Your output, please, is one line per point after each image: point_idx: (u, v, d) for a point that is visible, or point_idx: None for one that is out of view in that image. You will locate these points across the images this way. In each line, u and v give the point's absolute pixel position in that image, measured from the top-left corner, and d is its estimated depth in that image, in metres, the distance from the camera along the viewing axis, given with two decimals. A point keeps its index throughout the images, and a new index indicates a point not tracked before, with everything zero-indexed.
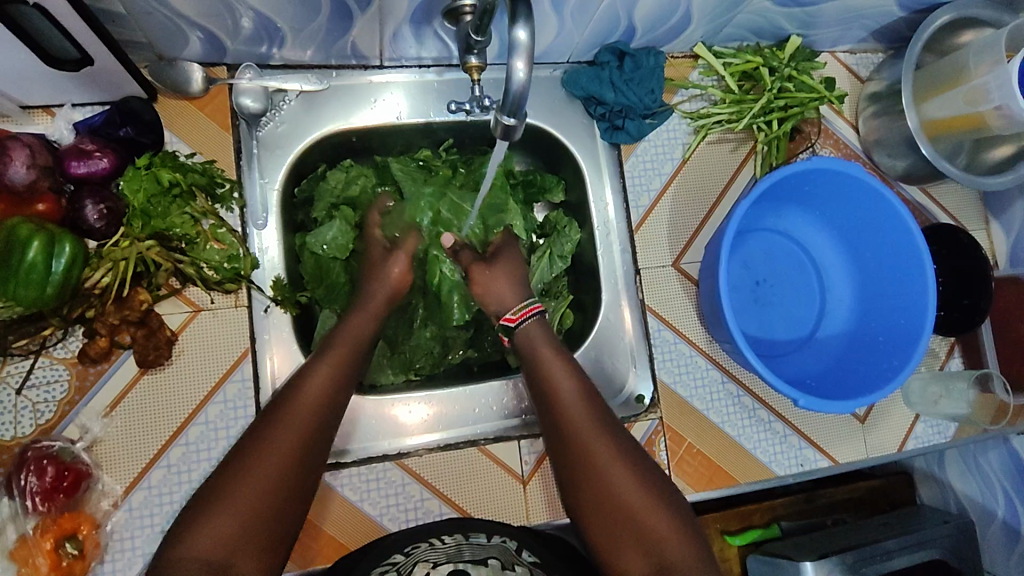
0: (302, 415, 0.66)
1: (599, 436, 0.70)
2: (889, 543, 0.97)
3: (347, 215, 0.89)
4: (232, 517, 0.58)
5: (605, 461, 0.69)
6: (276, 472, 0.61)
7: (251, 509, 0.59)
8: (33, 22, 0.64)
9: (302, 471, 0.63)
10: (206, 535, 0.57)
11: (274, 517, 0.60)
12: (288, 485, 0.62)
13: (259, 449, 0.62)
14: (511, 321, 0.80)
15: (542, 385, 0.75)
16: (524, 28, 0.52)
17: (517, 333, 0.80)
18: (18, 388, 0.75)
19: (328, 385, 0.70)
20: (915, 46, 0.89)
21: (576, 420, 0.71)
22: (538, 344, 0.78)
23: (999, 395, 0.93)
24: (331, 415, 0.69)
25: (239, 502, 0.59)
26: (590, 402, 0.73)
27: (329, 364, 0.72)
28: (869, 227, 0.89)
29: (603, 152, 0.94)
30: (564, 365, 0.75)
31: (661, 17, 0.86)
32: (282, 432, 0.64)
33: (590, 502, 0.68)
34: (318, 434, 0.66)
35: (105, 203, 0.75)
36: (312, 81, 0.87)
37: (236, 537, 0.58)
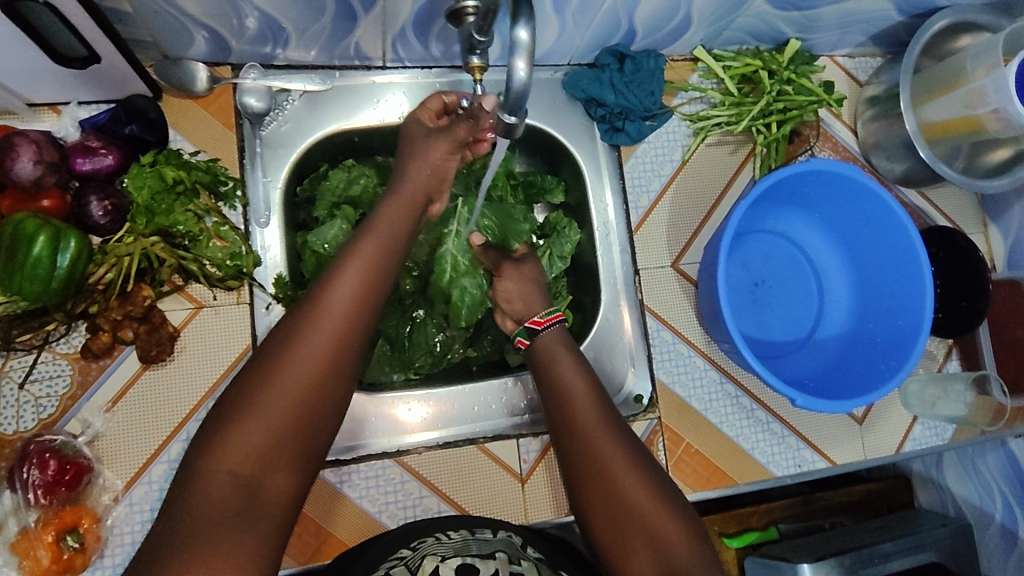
0: (331, 323, 0.60)
1: (606, 433, 0.71)
2: (887, 546, 0.98)
3: (348, 215, 0.89)
4: (261, 431, 0.56)
5: (612, 456, 0.70)
6: (306, 384, 0.58)
7: (281, 422, 0.57)
8: (41, 19, 0.65)
9: (332, 384, 0.59)
10: (235, 448, 0.55)
11: (305, 432, 0.58)
12: (317, 402, 0.59)
13: (287, 360, 0.58)
14: (536, 324, 0.82)
15: (553, 383, 0.76)
16: (525, 28, 0.52)
17: (541, 337, 0.81)
18: (21, 382, 0.76)
19: (362, 284, 0.64)
20: (913, 50, 0.90)
21: (583, 417, 0.73)
22: (552, 347, 0.80)
23: (996, 397, 0.93)
24: (369, 313, 0.63)
25: (268, 414, 0.56)
26: (598, 402, 0.74)
27: (360, 266, 0.64)
28: (867, 229, 0.90)
29: (603, 153, 0.95)
30: (574, 366, 0.77)
31: (661, 19, 0.87)
32: (312, 341, 0.59)
33: (595, 497, 0.68)
34: (350, 338, 0.61)
35: (109, 199, 0.76)
36: (315, 81, 0.87)
37: (266, 451, 0.56)
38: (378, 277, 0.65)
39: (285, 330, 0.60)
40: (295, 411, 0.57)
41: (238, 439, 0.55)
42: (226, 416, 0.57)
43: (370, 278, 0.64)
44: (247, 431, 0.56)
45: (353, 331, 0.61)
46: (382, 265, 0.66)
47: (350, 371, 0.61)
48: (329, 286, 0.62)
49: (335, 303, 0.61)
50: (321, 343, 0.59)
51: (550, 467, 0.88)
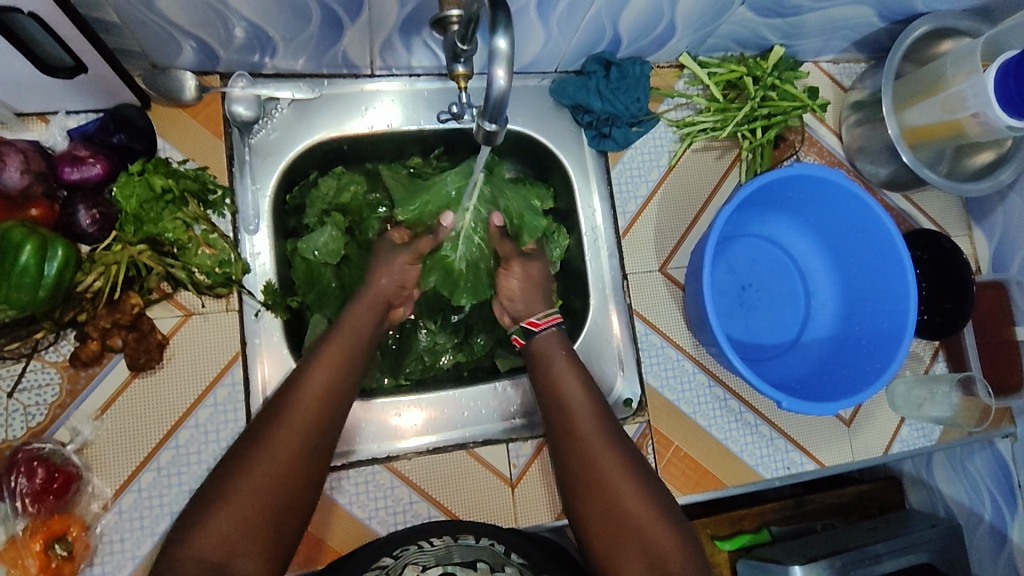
0: (299, 420, 0.66)
1: (604, 444, 0.72)
2: (877, 547, 0.99)
3: (338, 221, 0.91)
4: (231, 522, 0.60)
5: (609, 468, 0.71)
6: (274, 477, 0.63)
7: (252, 512, 0.61)
8: (28, 29, 0.66)
9: (298, 479, 0.64)
10: (210, 536, 0.60)
11: (275, 521, 0.62)
12: (285, 496, 0.63)
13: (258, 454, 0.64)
14: (533, 326, 0.82)
15: (553, 392, 0.77)
16: (503, 37, 0.53)
17: (538, 338, 0.82)
18: (9, 391, 0.76)
19: (327, 384, 0.70)
20: (895, 55, 0.91)
21: (582, 427, 0.74)
22: (552, 354, 0.80)
23: (982, 399, 0.94)
24: (332, 414, 0.69)
25: (240, 505, 0.61)
26: (597, 412, 0.75)
27: (326, 366, 0.71)
28: (852, 234, 0.91)
29: (591, 159, 0.96)
30: (574, 374, 0.78)
31: (645, 27, 0.88)
32: (285, 433, 0.65)
33: (592, 507, 0.70)
34: (316, 436, 0.67)
35: (97, 208, 0.76)
36: (303, 89, 0.88)
37: (240, 537, 0.60)
38: (343, 375, 0.71)
39: (257, 428, 0.66)
40: (264, 503, 0.62)
41: (210, 530, 0.60)
42: (201, 507, 0.62)
43: (336, 379, 0.71)
44: (218, 522, 0.60)
45: (318, 430, 0.67)
46: (347, 366, 0.73)
47: (317, 468, 0.66)
48: (297, 386, 0.69)
49: (303, 404, 0.67)
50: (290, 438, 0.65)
51: (539, 471, 0.88)
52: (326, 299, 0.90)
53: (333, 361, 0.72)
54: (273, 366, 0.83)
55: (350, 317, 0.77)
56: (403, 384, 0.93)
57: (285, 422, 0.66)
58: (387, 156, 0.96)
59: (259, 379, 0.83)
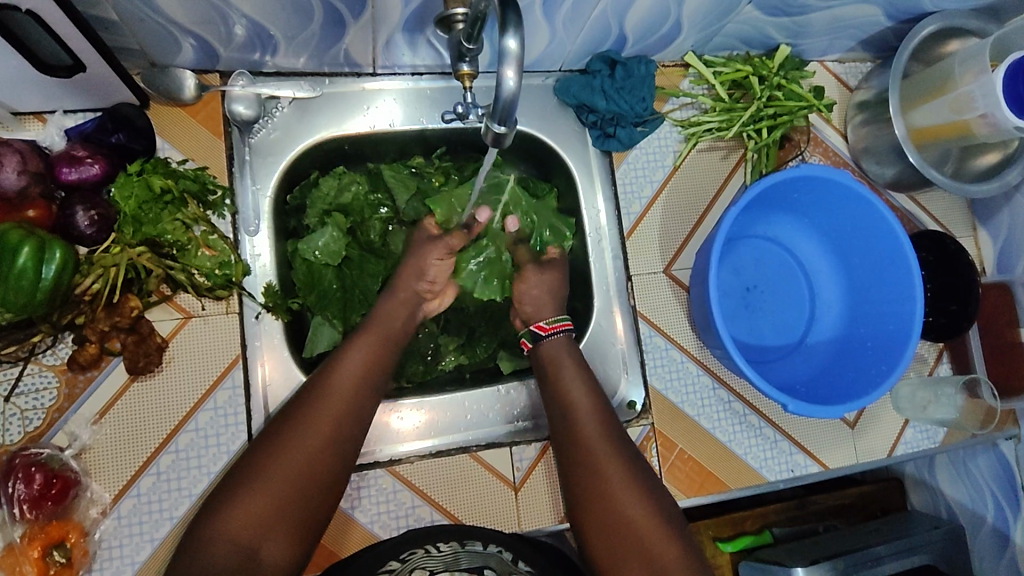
0: (334, 408, 0.70)
1: (604, 442, 0.76)
2: (880, 549, 0.98)
3: (338, 222, 0.90)
4: (265, 501, 0.64)
5: (604, 467, 0.74)
6: (308, 462, 0.67)
7: (286, 494, 0.65)
8: (26, 28, 0.65)
9: (329, 466, 0.68)
10: (245, 513, 0.64)
11: (305, 506, 0.66)
12: (316, 482, 0.67)
13: (295, 438, 0.68)
14: (541, 330, 0.84)
15: (555, 388, 0.80)
16: (514, 37, 0.52)
17: (544, 341, 0.84)
18: (6, 395, 0.75)
19: (364, 373, 0.74)
20: (903, 54, 0.90)
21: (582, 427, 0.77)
22: (557, 354, 0.82)
23: (987, 400, 0.94)
24: (364, 400, 0.73)
25: (274, 486, 0.65)
26: (598, 411, 0.78)
27: (363, 355, 0.75)
28: (857, 235, 0.90)
29: (595, 159, 0.95)
30: (578, 372, 0.81)
31: (651, 26, 0.87)
32: (316, 421, 0.69)
33: (589, 504, 0.73)
34: (349, 423, 0.71)
35: (95, 209, 0.75)
36: (305, 87, 0.87)
37: (272, 517, 0.64)
38: (377, 366, 0.75)
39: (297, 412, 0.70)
40: (296, 487, 0.66)
41: (245, 509, 0.64)
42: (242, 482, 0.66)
43: (372, 368, 0.75)
44: (252, 502, 0.64)
45: (352, 418, 0.71)
46: (383, 355, 0.77)
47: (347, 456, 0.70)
48: (335, 372, 0.73)
49: (339, 391, 0.71)
50: (326, 425, 0.69)
51: (543, 475, 0.87)
52: (327, 301, 0.90)
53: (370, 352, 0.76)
54: (273, 365, 0.83)
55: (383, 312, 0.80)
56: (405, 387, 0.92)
57: (324, 408, 0.70)
58: (389, 156, 0.95)
59: (260, 379, 0.82)
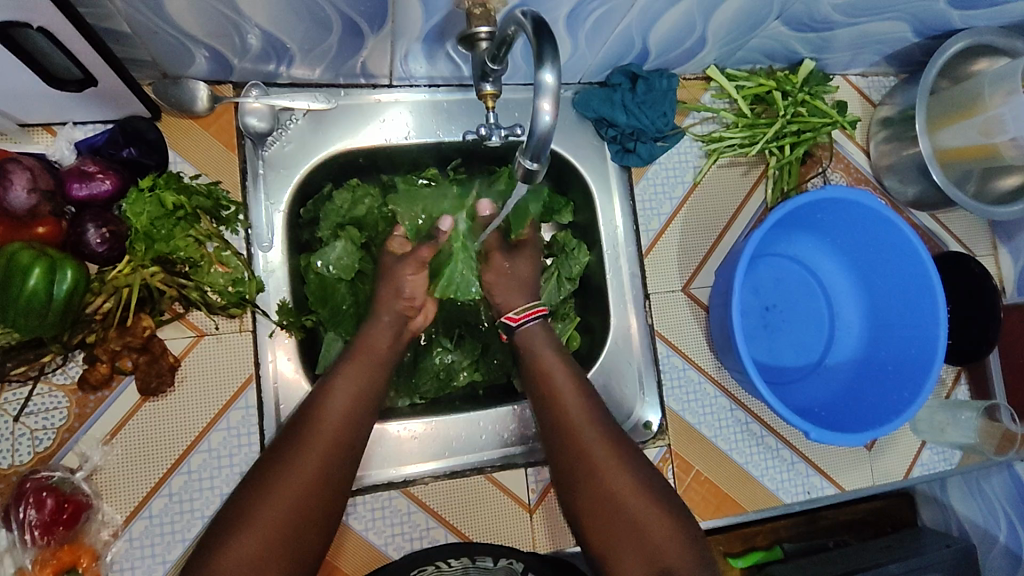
0: (326, 430, 0.68)
1: (600, 445, 0.72)
2: (892, 568, 0.98)
3: (352, 235, 0.88)
4: (265, 532, 0.62)
5: (598, 460, 0.71)
6: (304, 487, 0.64)
7: (284, 521, 0.63)
8: (37, 43, 0.62)
9: (327, 488, 0.66)
10: (245, 544, 0.61)
11: (304, 531, 0.64)
12: (314, 506, 0.64)
13: (291, 464, 0.65)
14: (512, 320, 0.82)
15: (543, 392, 0.76)
16: (550, 71, 0.52)
17: (517, 331, 0.81)
18: (16, 416, 0.73)
19: (355, 395, 0.71)
20: (930, 72, 0.88)
21: (577, 429, 0.73)
22: (542, 358, 0.78)
23: (1005, 424, 0.93)
24: (360, 420, 0.71)
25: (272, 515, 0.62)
26: (590, 411, 0.74)
27: (351, 377, 0.73)
28: (882, 258, 0.89)
29: (614, 174, 0.93)
30: (564, 372, 0.77)
31: (675, 41, 0.85)
32: (315, 442, 0.67)
33: (593, 512, 0.70)
34: (343, 443, 0.68)
35: (107, 226, 0.73)
36: (320, 100, 0.84)
37: (273, 545, 0.62)
38: (368, 386, 0.73)
39: (290, 437, 0.68)
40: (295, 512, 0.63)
41: (244, 541, 0.61)
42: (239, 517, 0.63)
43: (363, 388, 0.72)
44: (251, 534, 0.61)
45: (346, 439, 0.69)
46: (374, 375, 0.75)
47: (343, 480, 0.68)
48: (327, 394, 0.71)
49: (331, 413, 0.69)
50: (319, 448, 0.67)
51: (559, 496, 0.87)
52: (340, 317, 0.87)
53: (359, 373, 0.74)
54: (286, 382, 0.81)
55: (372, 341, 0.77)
56: (419, 403, 0.91)
57: (317, 430, 0.68)
58: (403, 167, 0.93)
59: (273, 398, 0.80)
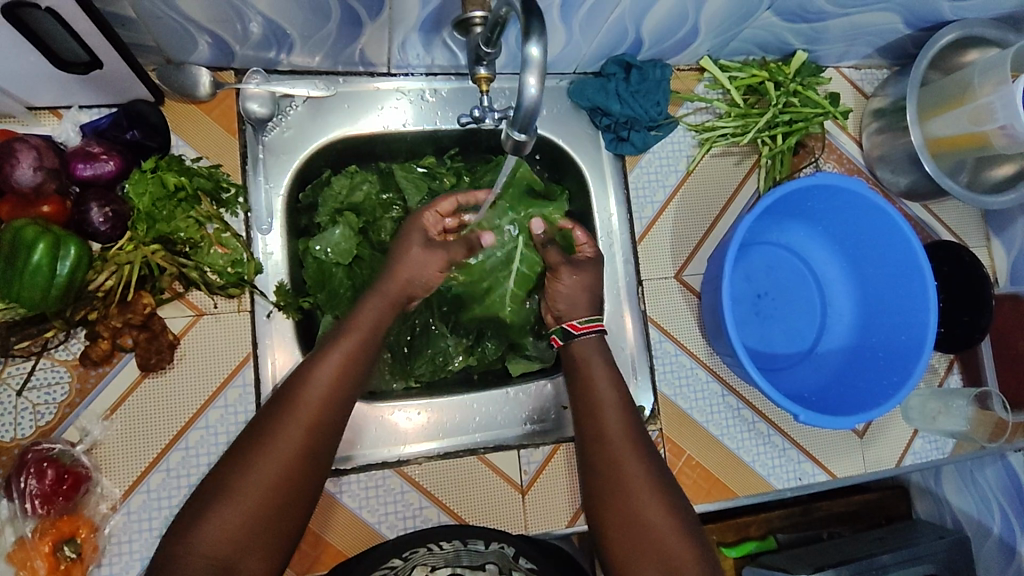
0: (308, 409, 0.68)
1: (634, 458, 0.73)
2: (885, 558, 0.97)
3: (350, 221, 0.90)
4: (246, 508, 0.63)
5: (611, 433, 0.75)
6: (279, 468, 0.65)
7: (258, 503, 0.63)
8: (43, 25, 0.65)
9: (305, 470, 0.66)
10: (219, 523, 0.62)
11: (278, 515, 0.65)
12: (289, 489, 0.65)
13: (269, 444, 0.66)
14: (574, 328, 0.81)
15: (586, 400, 0.78)
16: (537, 45, 0.54)
17: (576, 340, 0.81)
18: (18, 390, 0.75)
19: (340, 375, 0.71)
20: (921, 63, 0.89)
21: (611, 439, 0.75)
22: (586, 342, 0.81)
23: (998, 413, 0.93)
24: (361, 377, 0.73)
25: (247, 497, 0.63)
26: (630, 427, 0.76)
27: (340, 361, 0.71)
28: (872, 246, 0.90)
29: (608, 162, 0.95)
30: (612, 384, 0.78)
31: (669, 30, 0.86)
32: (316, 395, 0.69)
33: (615, 521, 0.71)
34: (323, 424, 0.68)
35: (110, 205, 0.75)
36: (319, 87, 0.86)
37: (246, 526, 0.63)
38: (358, 365, 0.72)
39: (272, 412, 0.68)
40: (270, 495, 0.64)
41: (219, 515, 0.62)
42: (213, 495, 0.64)
43: (351, 365, 0.72)
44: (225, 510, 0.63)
45: (327, 419, 0.69)
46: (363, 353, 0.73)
47: (322, 460, 0.68)
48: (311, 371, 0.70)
49: (315, 394, 0.69)
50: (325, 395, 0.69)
51: (551, 478, 0.88)
52: (337, 300, 0.89)
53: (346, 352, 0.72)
54: (284, 360, 0.83)
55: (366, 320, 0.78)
56: (414, 386, 0.92)
57: (295, 413, 0.67)
58: (401, 155, 0.95)
59: (269, 374, 0.82)
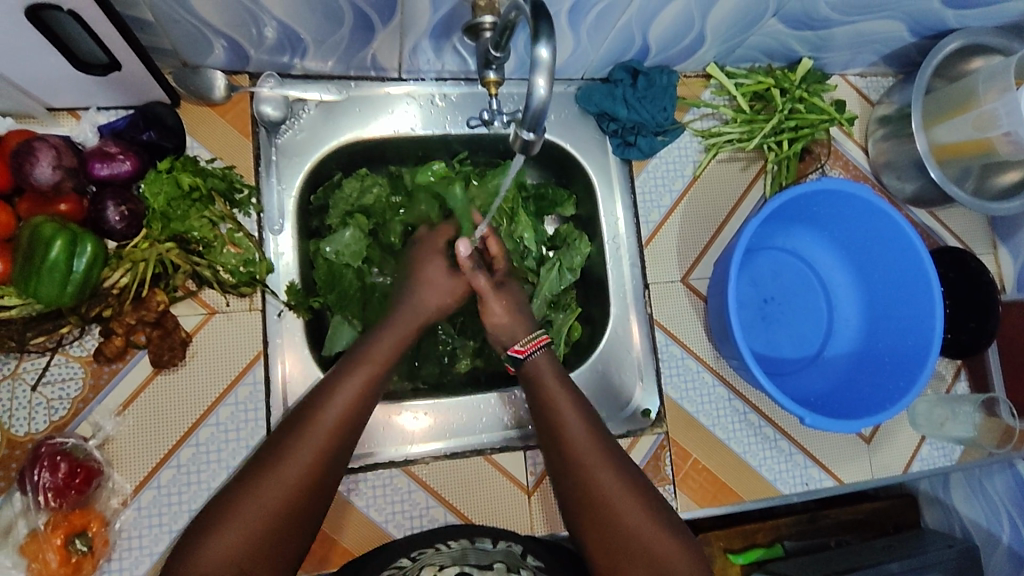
0: (318, 432, 0.66)
1: (605, 466, 0.71)
2: (893, 565, 0.96)
3: (360, 223, 0.91)
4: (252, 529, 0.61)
5: (594, 465, 0.71)
6: (285, 495, 0.63)
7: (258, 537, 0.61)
8: (65, 26, 0.67)
9: (307, 503, 0.64)
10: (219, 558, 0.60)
11: (281, 542, 0.63)
12: (298, 510, 0.64)
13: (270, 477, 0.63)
14: (519, 351, 0.79)
15: (547, 413, 0.75)
16: (545, 47, 0.55)
17: (526, 363, 0.79)
18: (33, 384, 0.77)
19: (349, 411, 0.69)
20: (924, 73, 0.90)
21: (590, 467, 0.71)
22: (542, 374, 0.77)
23: (1004, 419, 0.94)
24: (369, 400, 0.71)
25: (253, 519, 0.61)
26: (595, 436, 0.73)
27: (353, 385, 0.70)
28: (880, 252, 0.91)
29: (615, 167, 0.96)
30: (568, 395, 0.76)
31: (675, 36, 0.87)
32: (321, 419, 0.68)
33: (598, 532, 0.69)
34: (331, 456, 0.66)
35: (126, 204, 0.77)
36: (332, 91, 0.88)
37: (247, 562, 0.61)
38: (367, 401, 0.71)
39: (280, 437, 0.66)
40: (278, 516, 0.63)
41: (216, 550, 0.60)
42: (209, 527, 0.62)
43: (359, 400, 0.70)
44: (224, 545, 0.60)
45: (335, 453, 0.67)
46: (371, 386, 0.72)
47: (324, 493, 0.66)
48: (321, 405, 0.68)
49: (323, 429, 0.67)
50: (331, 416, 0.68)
51: (557, 480, 0.88)
52: (347, 301, 0.90)
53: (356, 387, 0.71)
54: (293, 362, 0.83)
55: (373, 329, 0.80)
56: (421, 388, 0.93)
57: (303, 445, 0.65)
58: (410, 159, 0.96)
59: (280, 376, 0.83)
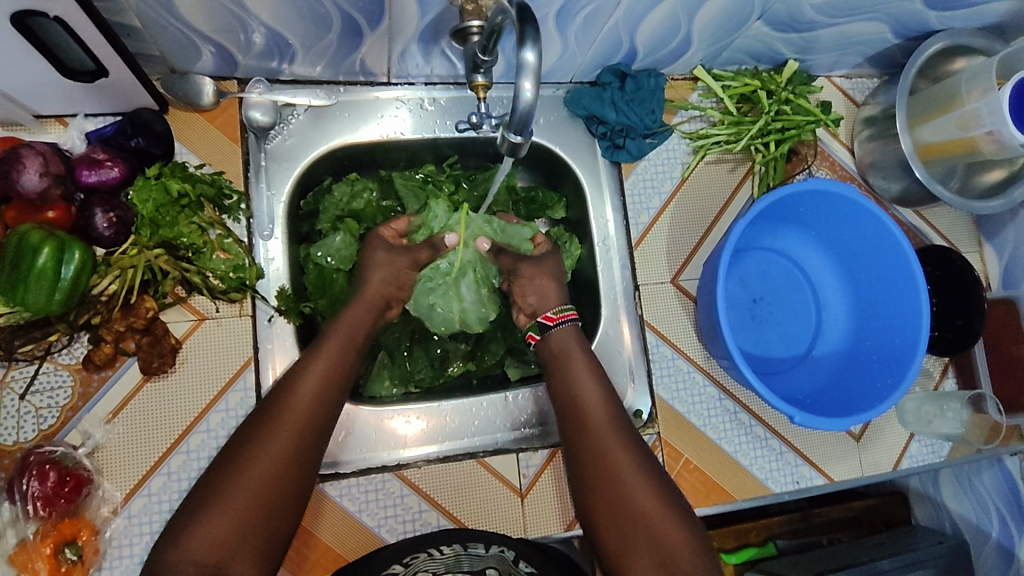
0: (301, 413, 0.69)
1: (619, 447, 0.74)
2: (885, 562, 0.96)
3: (351, 227, 0.92)
4: (244, 504, 0.63)
5: (613, 453, 0.73)
6: (273, 471, 0.65)
7: (241, 525, 0.63)
8: (51, 33, 0.66)
9: (285, 494, 0.66)
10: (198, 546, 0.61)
11: (272, 519, 0.65)
12: (284, 487, 0.66)
13: (230, 487, 0.64)
14: (548, 321, 0.83)
15: (566, 398, 0.78)
16: (531, 51, 0.55)
17: (552, 331, 0.82)
18: (22, 393, 0.76)
19: (302, 432, 0.68)
20: (909, 71, 0.91)
21: (600, 449, 0.74)
22: (568, 347, 0.81)
23: (992, 415, 0.94)
24: (341, 384, 0.74)
25: (236, 500, 0.63)
26: (612, 425, 0.76)
27: (322, 364, 0.73)
28: (867, 251, 0.92)
29: (604, 169, 0.96)
30: (592, 376, 0.79)
31: (662, 40, 0.88)
32: (297, 395, 0.70)
33: (606, 518, 0.71)
34: (306, 451, 0.68)
35: (114, 211, 0.76)
36: (320, 96, 0.88)
37: (228, 558, 0.62)
38: (325, 409, 0.71)
39: (261, 419, 0.69)
40: (266, 492, 0.65)
41: (204, 534, 0.62)
42: (182, 530, 0.63)
43: (312, 423, 0.69)
44: (211, 526, 0.62)
45: (290, 476, 0.66)
46: (323, 407, 0.71)
47: (302, 487, 0.68)
48: (281, 404, 0.69)
49: (275, 452, 0.66)
50: (309, 391, 0.71)
51: (550, 482, 0.88)
52: (337, 306, 0.90)
53: (303, 413, 0.70)
54: (284, 368, 0.83)
55: (342, 320, 0.79)
56: (412, 392, 0.93)
57: (277, 434, 0.67)
58: (400, 163, 0.96)
59: (271, 381, 0.82)
